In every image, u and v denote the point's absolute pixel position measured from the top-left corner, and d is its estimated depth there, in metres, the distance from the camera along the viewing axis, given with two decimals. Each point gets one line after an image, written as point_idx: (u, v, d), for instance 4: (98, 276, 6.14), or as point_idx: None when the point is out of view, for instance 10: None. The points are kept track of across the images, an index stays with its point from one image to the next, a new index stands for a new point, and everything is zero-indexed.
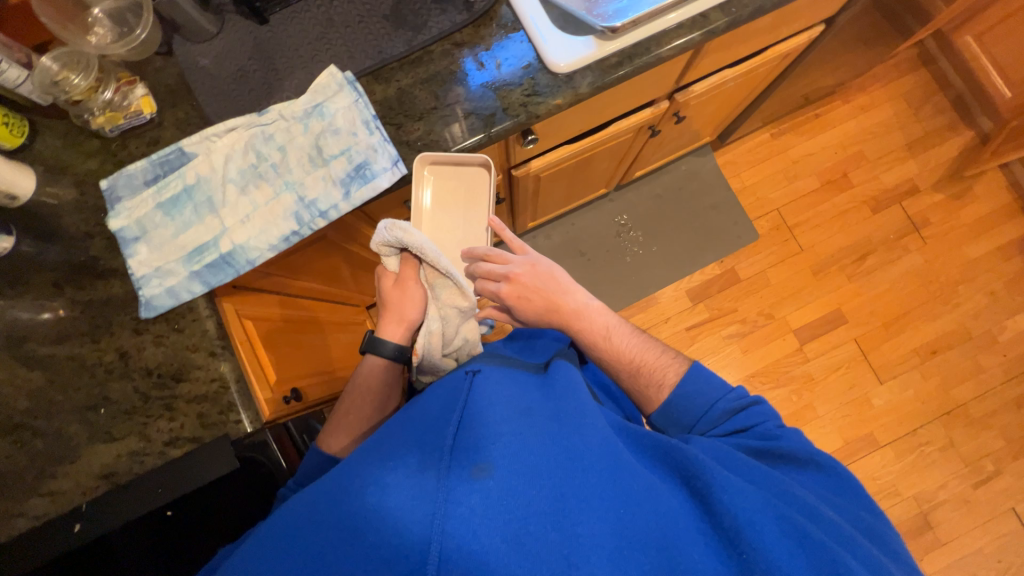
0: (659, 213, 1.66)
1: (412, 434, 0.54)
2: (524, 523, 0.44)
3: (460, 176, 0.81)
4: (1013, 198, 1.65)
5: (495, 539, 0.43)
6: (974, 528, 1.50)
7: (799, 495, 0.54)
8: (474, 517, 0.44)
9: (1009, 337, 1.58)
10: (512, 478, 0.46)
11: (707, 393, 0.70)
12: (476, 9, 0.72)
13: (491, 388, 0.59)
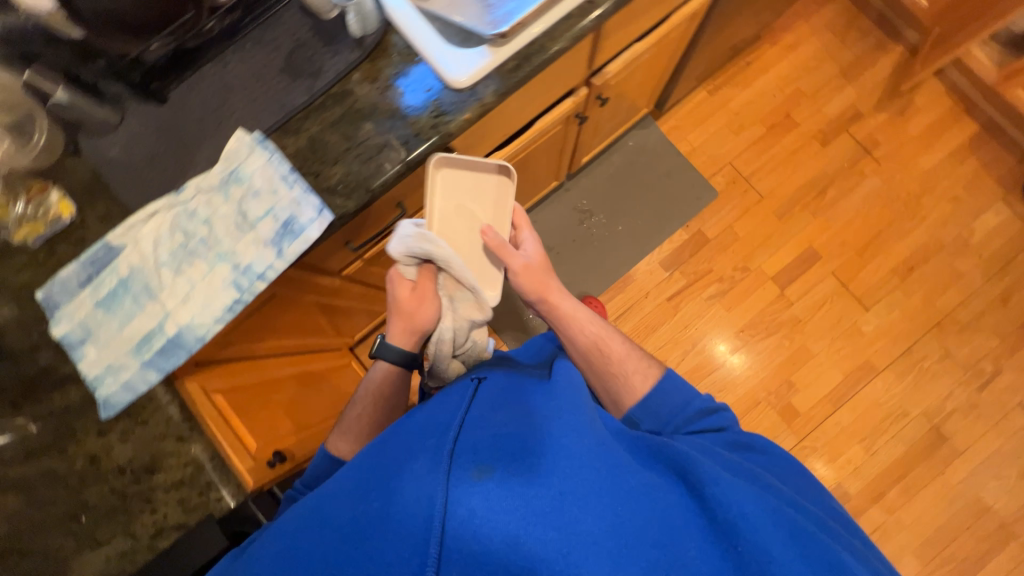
0: (617, 192, 1.66)
1: (418, 447, 0.62)
2: (523, 521, 0.50)
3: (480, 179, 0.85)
4: (955, 101, 1.66)
5: (497, 538, 0.50)
6: (988, 430, 1.51)
7: (777, 487, 0.59)
8: (475, 517, 0.51)
9: (981, 237, 1.59)
10: (509, 481, 0.53)
11: (683, 395, 0.75)
12: (367, 44, 0.73)
13: (489, 403, 0.67)
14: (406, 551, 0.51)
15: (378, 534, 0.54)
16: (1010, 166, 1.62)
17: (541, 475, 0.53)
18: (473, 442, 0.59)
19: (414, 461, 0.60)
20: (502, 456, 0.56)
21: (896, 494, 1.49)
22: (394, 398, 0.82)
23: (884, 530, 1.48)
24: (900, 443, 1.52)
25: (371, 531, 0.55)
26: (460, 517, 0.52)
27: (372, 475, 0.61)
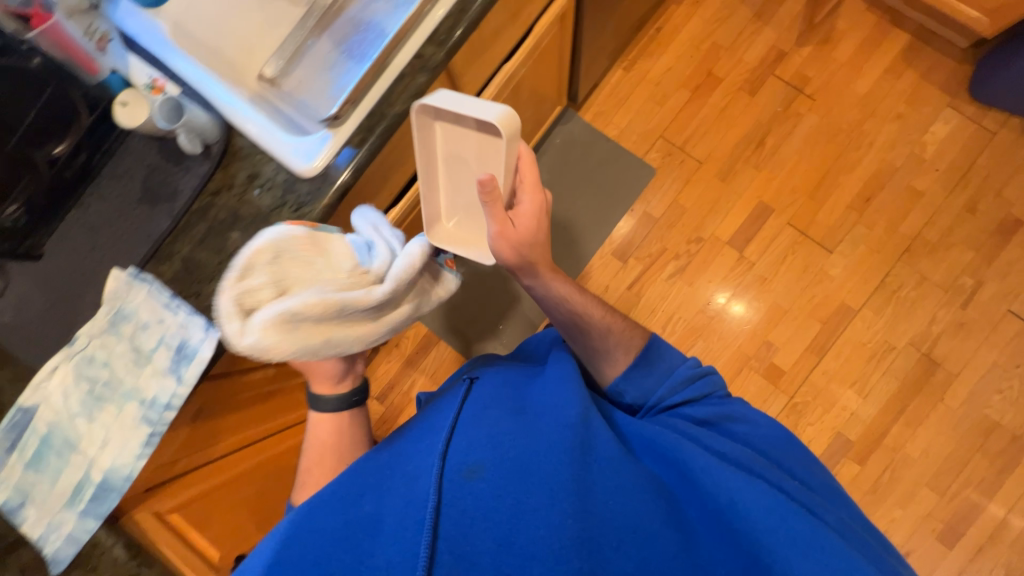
0: (563, 185, 1.62)
1: (414, 455, 0.69)
2: (511, 518, 0.58)
3: (464, 134, 0.74)
4: (878, 16, 1.59)
5: (487, 535, 0.57)
6: (980, 345, 1.47)
7: (752, 463, 0.67)
8: (467, 510, 0.59)
9: (934, 149, 1.53)
10: (496, 482, 0.61)
11: (670, 362, 0.82)
12: (214, 153, 0.73)
13: (480, 407, 0.72)
14: (400, 550, 0.58)
15: (374, 535, 0.60)
16: (950, 69, 1.55)
17: (528, 476, 0.61)
18: (463, 447, 0.66)
19: (417, 462, 0.67)
20: (491, 458, 0.63)
21: (898, 430, 1.47)
22: (345, 436, 0.79)
23: (894, 469, 1.46)
24: (893, 378, 1.48)
25: (369, 534, 0.61)
26: (453, 514, 0.59)
27: (368, 483, 0.67)
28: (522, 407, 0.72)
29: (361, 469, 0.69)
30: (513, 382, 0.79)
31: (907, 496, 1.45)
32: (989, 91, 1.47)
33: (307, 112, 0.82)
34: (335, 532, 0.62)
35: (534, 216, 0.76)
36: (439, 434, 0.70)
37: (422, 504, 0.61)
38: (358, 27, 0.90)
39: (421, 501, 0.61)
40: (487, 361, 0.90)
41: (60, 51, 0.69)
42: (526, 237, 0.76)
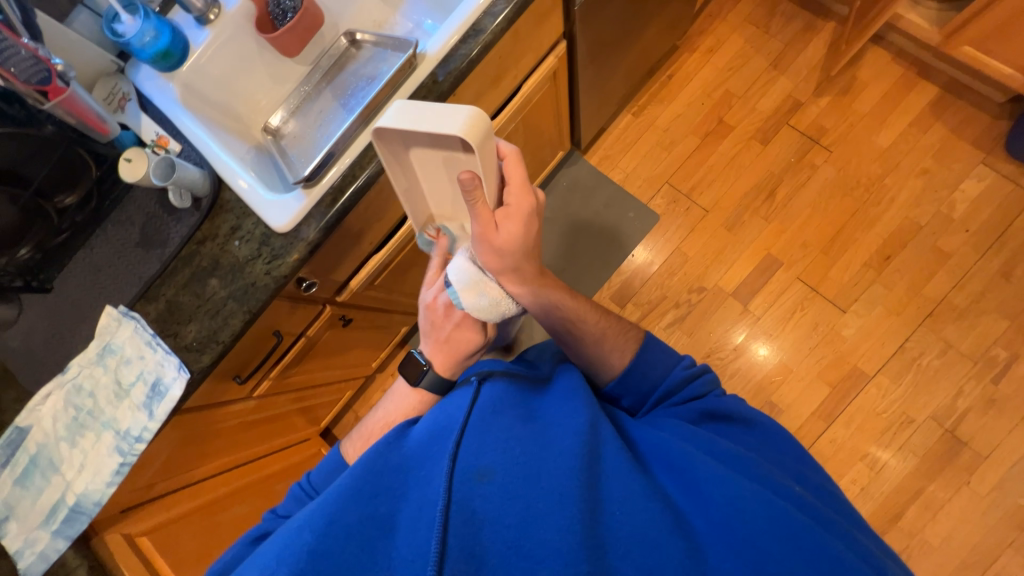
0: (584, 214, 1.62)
1: (425, 451, 0.65)
2: (522, 526, 0.56)
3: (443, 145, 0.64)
4: (904, 67, 1.52)
5: (497, 539, 0.56)
6: (1015, 426, 1.33)
7: (772, 475, 0.61)
8: (479, 512, 0.57)
9: (965, 208, 1.42)
10: (505, 488, 0.58)
11: (665, 362, 0.79)
12: (204, 206, 0.79)
13: (492, 404, 0.68)
14: (412, 547, 0.56)
15: (387, 531, 0.59)
16: (984, 123, 1.45)
17: (541, 484, 0.58)
18: (473, 449, 0.62)
19: (424, 460, 0.64)
20: (502, 462, 0.60)
21: (915, 513, 1.33)
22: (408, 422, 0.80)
23: (910, 556, 1.31)
24: (911, 454, 1.36)
25: (381, 530, 0.59)
26: (462, 514, 0.57)
27: (381, 475, 0.63)
28: (531, 412, 0.69)
29: (371, 463, 0.64)
30: (523, 383, 0.76)
31: None
32: None
33: (292, 164, 0.90)
34: (346, 523, 0.58)
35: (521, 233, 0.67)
36: (450, 428, 0.66)
37: (432, 503, 0.58)
38: (359, 79, 0.94)
39: (432, 500, 0.58)
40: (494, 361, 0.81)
41: (73, 118, 0.74)
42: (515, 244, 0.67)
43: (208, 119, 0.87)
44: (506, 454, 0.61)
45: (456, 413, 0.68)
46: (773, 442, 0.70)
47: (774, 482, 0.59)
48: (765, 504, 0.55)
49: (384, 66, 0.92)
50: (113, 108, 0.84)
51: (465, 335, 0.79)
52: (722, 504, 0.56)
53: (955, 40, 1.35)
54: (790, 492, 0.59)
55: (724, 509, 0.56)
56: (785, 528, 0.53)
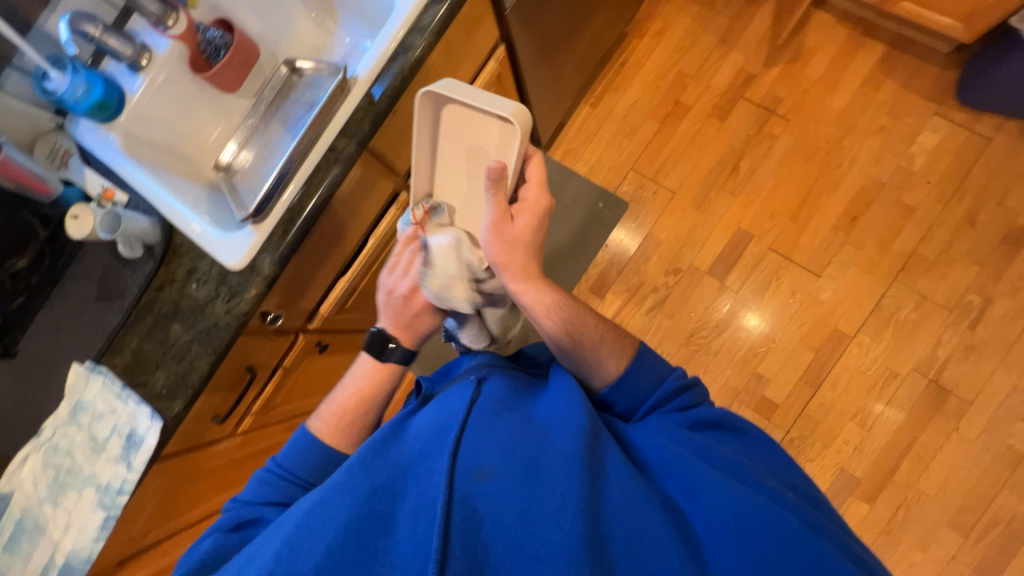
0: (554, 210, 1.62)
1: (426, 450, 0.66)
2: (521, 524, 0.57)
3: (480, 123, 0.77)
4: (849, 29, 1.54)
5: (497, 537, 0.57)
6: (996, 368, 1.35)
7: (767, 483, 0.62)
8: (479, 510, 0.59)
9: (924, 160, 1.44)
10: (504, 485, 0.59)
11: (659, 368, 0.78)
12: (158, 252, 0.80)
13: (493, 404, 0.69)
14: (415, 542, 0.57)
15: (389, 528, 0.60)
16: (933, 75, 1.47)
17: (540, 482, 0.59)
18: (473, 448, 0.63)
19: (422, 460, 0.65)
20: (502, 462, 0.61)
21: (910, 466, 1.35)
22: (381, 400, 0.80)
23: (908, 509, 1.34)
24: (898, 409, 1.38)
25: (383, 525, 0.60)
26: (462, 515, 0.58)
27: (380, 472, 0.63)
28: (530, 415, 0.69)
29: (370, 459, 0.64)
30: (521, 385, 0.76)
31: (925, 540, 1.32)
32: (977, 96, 1.39)
33: (241, 199, 0.90)
34: (346, 517, 0.59)
35: (536, 221, 0.76)
36: (451, 428, 0.67)
37: (433, 501, 0.59)
38: (301, 106, 0.94)
39: (433, 497, 0.60)
40: (497, 362, 0.81)
41: (11, 182, 0.74)
42: (528, 235, 0.76)
43: (155, 164, 0.87)
44: (507, 454, 0.62)
45: (454, 413, 0.68)
46: (762, 450, 0.71)
47: (772, 489, 0.60)
48: (761, 510, 0.56)
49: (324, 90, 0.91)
50: (56, 165, 0.84)
51: (426, 321, 0.81)
52: (718, 508, 0.57)
53: None
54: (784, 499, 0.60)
55: (720, 511, 0.57)
56: (779, 533, 0.54)
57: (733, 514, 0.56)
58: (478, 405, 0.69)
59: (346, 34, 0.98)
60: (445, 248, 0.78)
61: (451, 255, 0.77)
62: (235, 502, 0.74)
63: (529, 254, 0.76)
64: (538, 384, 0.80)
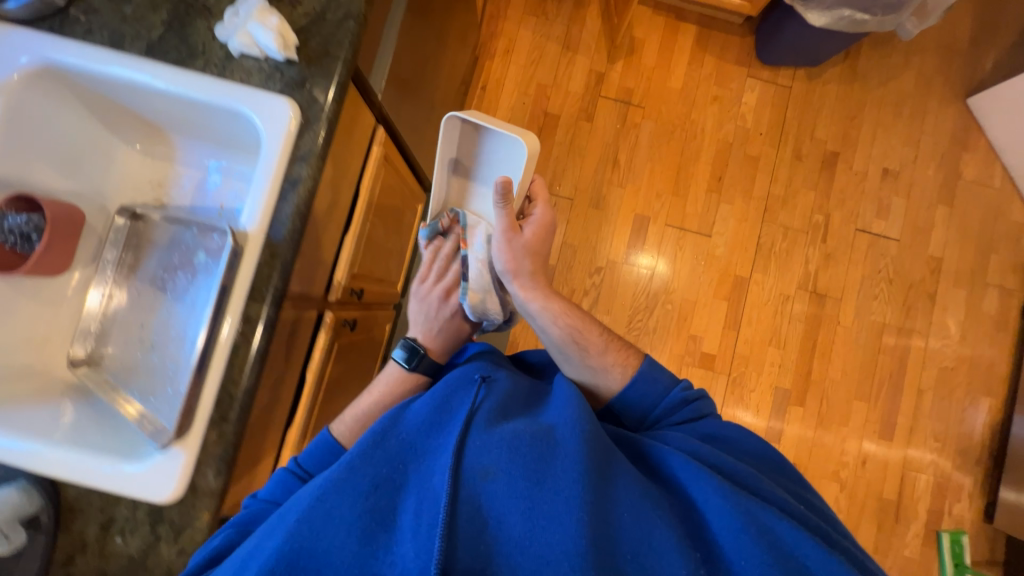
0: None
1: (427, 453, 0.66)
2: (528, 523, 0.58)
3: (491, 143, 0.99)
4: (665, 16, 1.71)
5: (502, 535, 0.59)
6: (849, 266, 1.68)
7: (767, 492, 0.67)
8: (484, 509, 0.60)
9: (753, 116, 1.70)
10: (509, 486, 0.60)
11: (659, 382, 0.83)
12: (47, 524, 0.63)
13: (494, 410, 0.69)
14: (416, 539, 0.57)
15: (391, 529, 0.59)
16: (738, 43, 1.72)
17: (545, 482, 0.60)
18: (477, 450, 0.63)
19: (427, 461, 0.65)
20: (508, 464, 0.61)
21: (818, 364, 1.65)
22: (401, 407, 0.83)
23: (827, 398, 1.64)
24: (798, 324, 1.66)
25: (383, 524, 0.59)
26: (465, 515, 0.59)
27: (381, 469, 0.63)
28: (533, 418, 0.70)
29: (368, 456, 0.63)
30: (524, 389, 0.79)
31: (846, 415, 1.65)
32: (773, 56, 1.66)
33: (132, 405, 0.70)
34: (347, 520, 0.59)
35: (541, 231, 0.91)
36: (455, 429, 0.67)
37: (436, 499, 0.60)
38: (173, 266, 0.76)
39: (436, 496, 0.60)
40: (496, 359, 0.85)
41: None
42: (534, 245, 0.90)
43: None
44: (513, 450, 0.62)
45: (460, 412, 0.69)
46: (754, 454, 0.77)
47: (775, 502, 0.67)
48: (767, 522, 0.60)
49: (196, 240, 0.75)
50: None
51: (453, 324, 0.94)
52: (726, 514, 0.61)
53: None
54: (783, 507, 0.67)
55: (731, 521, 0.60)
56: (782, 546, 0.59)
57: (741, 520, 0.60)
58: (480, 407, 0.69)
59: (191, 159, 0.81)
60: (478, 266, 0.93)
61: (486, 274, 0.93)
62: (252, 500, 0.68)
63: (537, 261, 0.90)
64: (541, 388, 0.83)
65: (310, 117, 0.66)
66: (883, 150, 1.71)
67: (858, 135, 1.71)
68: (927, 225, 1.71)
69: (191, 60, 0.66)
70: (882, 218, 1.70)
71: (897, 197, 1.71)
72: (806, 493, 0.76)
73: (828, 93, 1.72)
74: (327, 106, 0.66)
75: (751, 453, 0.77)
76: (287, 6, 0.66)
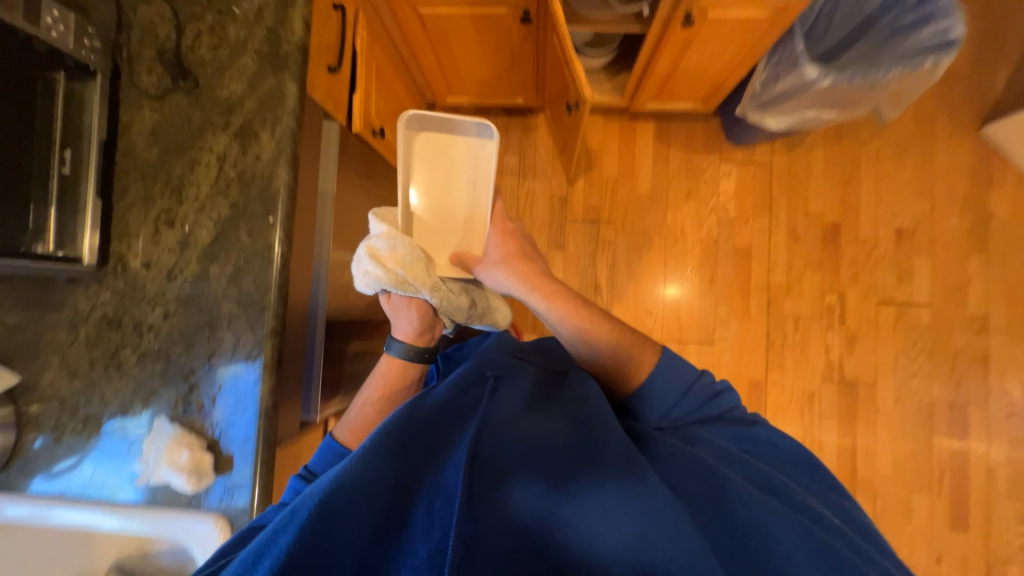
0: None
1: (444, 448, 0.58)
2: (550, 511, 0.53)
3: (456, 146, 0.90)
4: (618, 119, 1.60)
5: (521, 535, 0.53)
6: (877, 343, 1.52)
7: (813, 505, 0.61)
8: (504, 509, 0.53)
9: (734, 204, 1.58)
10: (523, 485, 0.55)
11: (684, 377, 0.78)
12: None
13: (509, 410, 0.64)
14: (432, 538, 0.51)
15: (414, 522, 0.52)
16: (702, 129, 1.59)
17: (563, 479, 0.56)
18: (494, 450, 0.57)
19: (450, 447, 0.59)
20: (529, 462, 0.57)
21: (862, 459, 1.50)
22: (401, 395, 0.82)
23: (880, 496, 1.49)
24: (830, 419, 1.51)
25: (392, 524, 0.52)
26: (484, 514, 0.52)
27: (406, 458, 0.55)
28: (546, 408, 0.68)
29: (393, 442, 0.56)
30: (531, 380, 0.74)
31: (907, 510, 1.48)
32: (744, 140, 1.53)
33: None
34: (366, 510, 0.50)
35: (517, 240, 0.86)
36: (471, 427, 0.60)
37: (451, 497, 0.53)
38: None
39: (451, 494, 0.53)
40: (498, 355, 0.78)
41: None
42: (521, 249, 0.85)
43: None
44: (522, 450, 0.58)
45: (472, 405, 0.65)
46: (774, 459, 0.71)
47: (807, 509, 0.60)
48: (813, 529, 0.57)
49: None
50: None
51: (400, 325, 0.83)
52: (750, 504, 0.59)
53: (638, 101, 1.43)
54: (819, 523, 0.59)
55: (742, 512, 0.58)
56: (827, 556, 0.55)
57: (741, 515, 0.58)
58: (491, 409, 0.63)
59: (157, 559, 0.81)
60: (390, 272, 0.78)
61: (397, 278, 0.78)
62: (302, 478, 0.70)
63: (524, 260, 0.83)
64: (557, 380, 0.77)
65: (235, 507, 0.66)
66: (892, 208, 1.54)
67: (859, 199, 1.54)
68: (962, 281, 1.51)
69: (122, 490, 0.68)
70: (905, 285, 1.52)
71: (918, 257, 1.52)
72: (832, 489, 0.68)
73: (815, 161, 1.56)
74: (254, 489, 0.66)
75: (772, 449, 0.71)
76: (200, 417, 0.67)
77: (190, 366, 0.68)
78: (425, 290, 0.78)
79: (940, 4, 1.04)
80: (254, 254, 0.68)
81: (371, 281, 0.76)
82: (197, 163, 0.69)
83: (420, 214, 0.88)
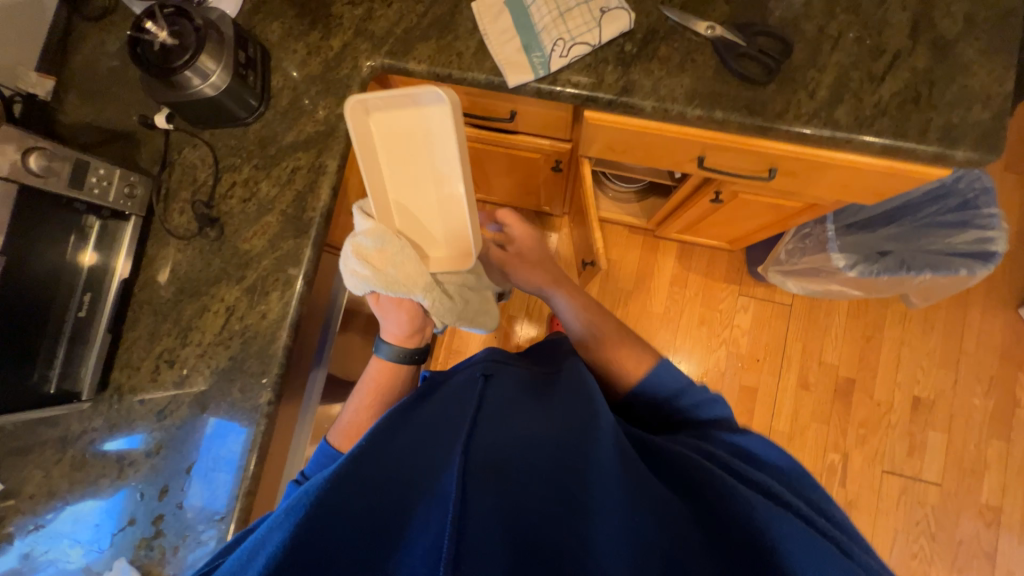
0: None
1: (437, 445, 0.51)
2: (543, 515, 0.45)
3: (415, 123, 0.68)
4: (642, 235, 1.60)
5: (523, 541, 0.43)
6: (877, 514, 1.43)
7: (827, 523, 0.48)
8: (495, 509, 0.44)
9: (747, 340, 1.54)
10: (521, 483, 0.46)
11: (673, 383, 0.71)
12: None
13: (501, 405, 0.57)
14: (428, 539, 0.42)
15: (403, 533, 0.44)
16: (725, 258, 1.57)
17: (556, 468, 0.48)
18: (487, 441, 0.49)
19: (438, 450, 0.51)
20: (519, 452, 0.49)
21: None
22: (399, 396, 0.74)
23: None
24: None
25: (385, 529, 0.44)
26: (482, 501, 0.44)
27: (392, 467, 0.48)
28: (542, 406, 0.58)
29: (376, 457, 0.49)
30: (529, 382, 0.65)
31: None
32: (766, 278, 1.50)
33: None
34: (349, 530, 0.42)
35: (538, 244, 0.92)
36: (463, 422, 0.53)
37: (447, 496, 0.44)
38: None
39: (446, 493, 0.44)
40: (497, 356, 0.70)
41: None
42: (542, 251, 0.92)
43: None
44: (514, 445, 0.49)
45: (463, 406, 0.57)
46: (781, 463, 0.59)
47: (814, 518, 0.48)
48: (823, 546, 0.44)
49: None
50: None
51: (395, 324, 0.73)
52: (778, 516, 0.45)
53: (665, 229, 1.40)
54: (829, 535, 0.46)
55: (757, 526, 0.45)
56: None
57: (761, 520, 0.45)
58: (484, 410, 0.55)
59: None
60: (370, 276, 0.62)
61: (383, 280, 0.63)
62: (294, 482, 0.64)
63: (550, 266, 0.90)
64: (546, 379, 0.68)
65: None
66: (912, 375, 1.47)
67: (878, 359, 1.49)
68: (977, 464, 1.43)
69: None
70: (915, 456, 1.44)
71: (933, 430, 1.45)
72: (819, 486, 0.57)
73: (837, 311, 1.51)
74: None
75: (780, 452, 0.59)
76: (160, 563, 0.68)
77: (162, 510, 0.69)
78: (419, 289, 0.65)
79: (983, 213, 1.00)
80: (241, 410, 0.70)
81: (360, 281, 0.63)
82: (207, 310, 0.71)
83: (401, 208, 0.72)
